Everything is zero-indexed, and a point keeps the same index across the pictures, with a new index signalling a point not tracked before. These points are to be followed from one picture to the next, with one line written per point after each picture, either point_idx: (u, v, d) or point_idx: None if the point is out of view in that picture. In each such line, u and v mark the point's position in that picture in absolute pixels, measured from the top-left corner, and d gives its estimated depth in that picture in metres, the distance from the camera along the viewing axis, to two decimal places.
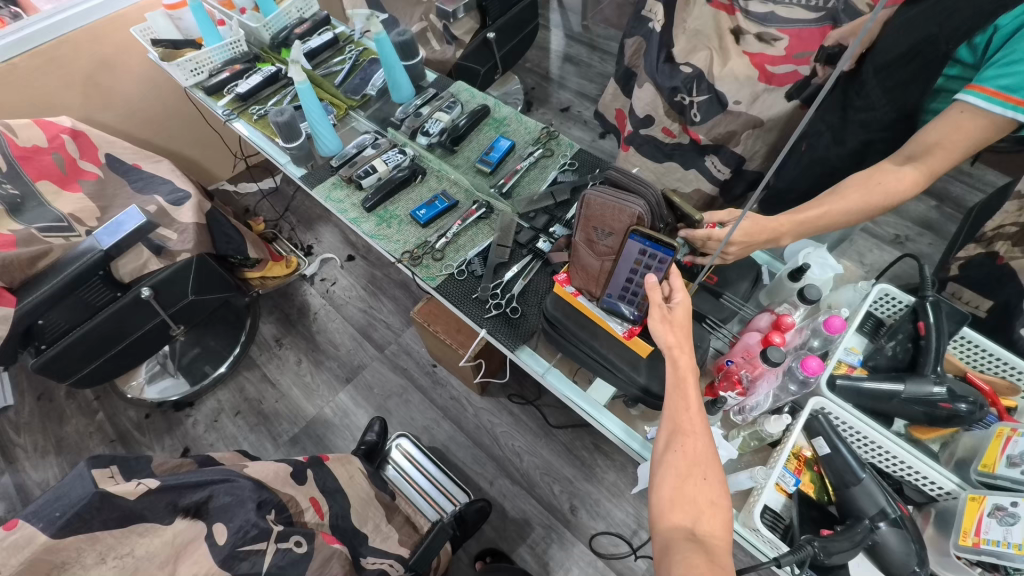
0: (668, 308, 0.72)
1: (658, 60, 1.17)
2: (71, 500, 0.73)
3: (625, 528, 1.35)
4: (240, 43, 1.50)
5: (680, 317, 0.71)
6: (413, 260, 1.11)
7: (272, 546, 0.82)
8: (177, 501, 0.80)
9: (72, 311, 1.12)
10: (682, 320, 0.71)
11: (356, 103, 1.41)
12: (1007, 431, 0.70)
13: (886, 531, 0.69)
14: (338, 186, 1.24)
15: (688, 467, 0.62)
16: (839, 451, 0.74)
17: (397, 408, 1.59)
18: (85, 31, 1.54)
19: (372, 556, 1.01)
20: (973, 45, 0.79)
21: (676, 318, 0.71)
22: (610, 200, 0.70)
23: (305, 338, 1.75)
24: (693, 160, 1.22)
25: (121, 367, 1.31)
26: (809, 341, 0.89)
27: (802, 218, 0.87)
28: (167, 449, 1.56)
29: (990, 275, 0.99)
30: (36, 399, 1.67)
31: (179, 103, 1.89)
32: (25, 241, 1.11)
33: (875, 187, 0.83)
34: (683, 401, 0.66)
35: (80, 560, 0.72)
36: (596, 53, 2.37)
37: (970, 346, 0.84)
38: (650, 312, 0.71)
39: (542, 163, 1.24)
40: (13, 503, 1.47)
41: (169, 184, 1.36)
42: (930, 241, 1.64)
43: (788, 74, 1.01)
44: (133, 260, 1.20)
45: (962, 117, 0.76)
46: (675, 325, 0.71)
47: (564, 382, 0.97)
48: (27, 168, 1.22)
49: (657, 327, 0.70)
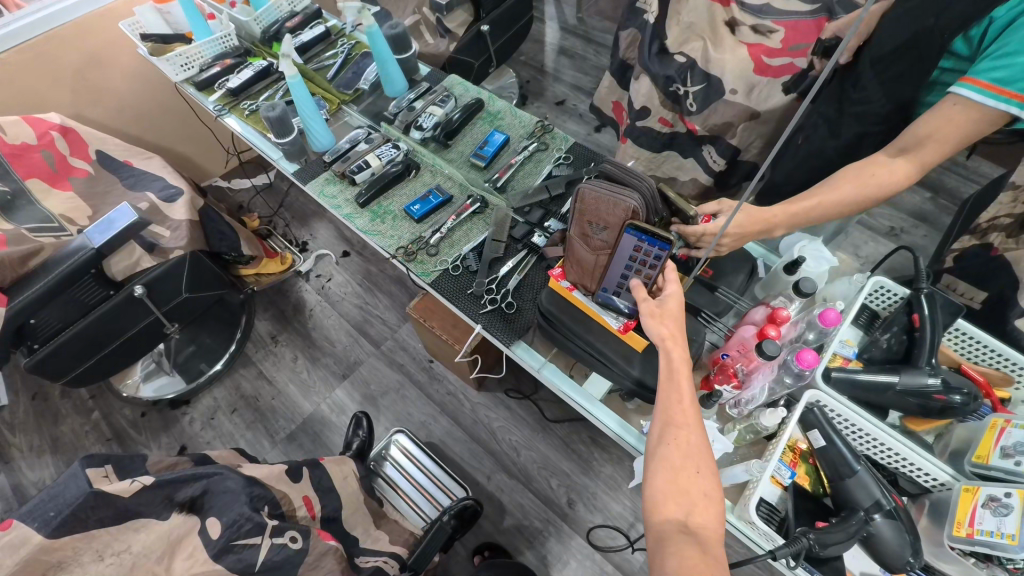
0: (658, 301, 0.73)
1: (651, 52, 1.15)
2: (66, 500, 0.73)
3: (623, 521, 1.36)
4: (230, 37, 1.48)
5: (674, 308, 0.72)
6: (407, 255, 1.11)
7: (267, 541, 0.82)
8: (172, 495, 0.80)
9: (64, 310, 1.11)
10: (675, 311, 0.72)
11: (348, 97, 1.39)
12: (1001, 422, 0.71)
13: (881, 522, 0.69)
14: (331, 181, 1.24)
15: (680, 460, 0.62)
16: (834, 443, 0.74)
17: (393, 404, 1.58)
18: (74, 27, 1.52)
19: (365, 556, 1.02)
20: (969, 37, 0.80)
21: (669, 309, 0.72)
22: (605, 193, 0.69)
23: (301, 335, 1.74)
24: (691, 151, 1.20)
25: (113, 366, 1.30)
26: (804, 335, 0.88)
27: (796, 210, 0.87)
28: (163, 447, 1.56)
29: (985, 267, 0.99)
30: (31, 398, 1.66)
31: (170, 100, 1.87)
32: (15, 241, 1.09)
33: (869, 179, 0.83)
34: (675, 393, 0.66)
35: (78, 558, 0.71)
36: (591, 46, 2.36)
37: (964, 338, 0.84)
38: (641, 308, 0.73)
39: (537, 157, 1.24)
40: (11, 503, 1.47)
41: (161, 181, 1.34)
42: (924, 233, 1.64)
43: (784, 65, 1.02)
44: (125, 259, 1.19)
45: (956, 109, 0.76)
46: (667, 315, 0.71)
47: (561, 377, 0.97)
48: (17, 165, 1.20)
49: (648, 323, 0.71)
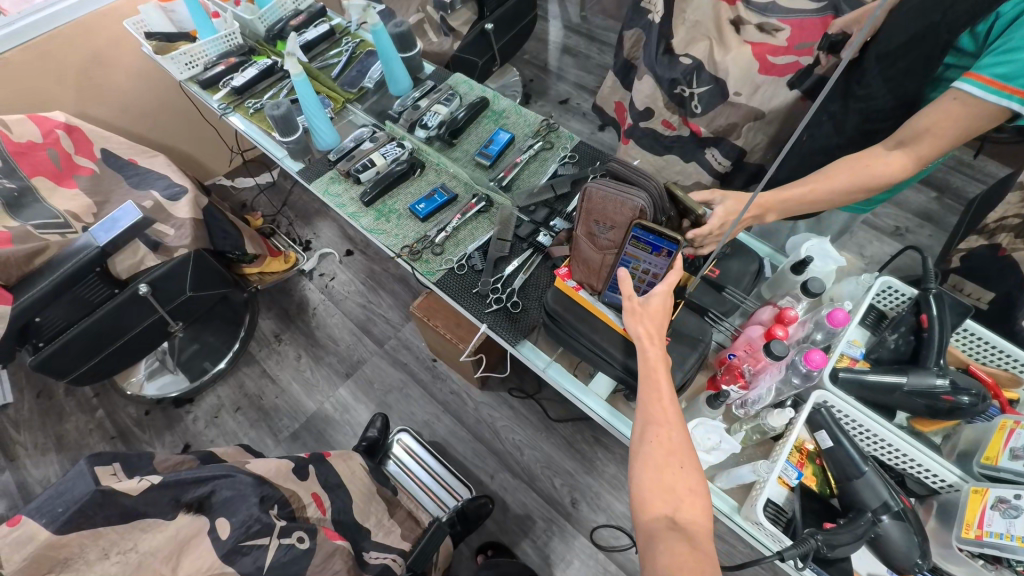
0: (640, 300, 0.71)
1: (657, 52, 1.15)
2: (73, 497, 0.74)
3: (626, 521, 1.36)
4: (234, 36, 1.48)
5: (656, 306, 0.70)
6: (412, 254, 1.11)
7: (275, 541, 0.82)
8: (180, 496, 0.81)
9: (69, 308, 1.11)
10: (658, 308, 0.70)
11: (353, 95, 1.39)
12: (1010, 423, 0.70)
13: (889, 523, 0.68)
14: (336, 180, 1.23)
15: (664, 456, 0.62)
16: (841, 445, 0.73)
17: (397, 403, 1.58)
18: (78, 25, 1.53)
19: (374, 551, 1.00)
20: (975, 33, 0.78)
21: (650, 307, 0.70)
22: (612, 193, 0.69)
23: (305, 334, 1.75)
24: (694, 153, 1.21)
25: (117, 364, 1.30)
26: (812, 335, 0.87)
27: (787, 196, 0.87)
28: (168, 445, 1.56)
29: (991, 266, 0.99)
30: (35, 396, 1.67)
31: (174, 98, 1.87)
32: (20, 239, 1.09)
33: (863, 169, 0.84)
34: (654, 390, 0.66)
35: (83, 555, 0.73)
36: (595, 44, 2.35)
37: (972, 338, 0.84)
38: (623, 308, 0.72)
39: (541, 155, 1.23)
40: (15, 501, 1.47)
41: (165, 180, 1.34)
42: (930, 232, 1.64)
43: (789, 64, 1.01)
44: (130, 256, 1.19)
45: (955, 104, 0.75)
46: (650, 313, 0.70)
47: (565, 376, 0.96)
48: (22, 163, 1.20)
49: (630, 320, 0.71)
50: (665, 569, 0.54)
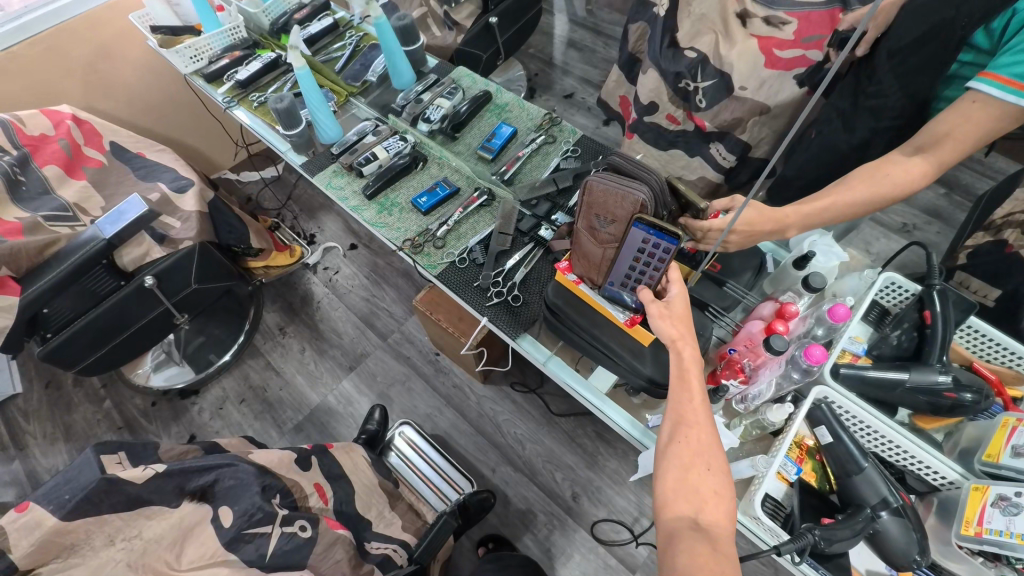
0: (667, 303, 0.73)
1: (661, 46, 1.13)
2: (80, 484, 0.75)
3: (627, 515, 1.36)
4: (238, 29, 1.49)
5: (680, 310, 0.72)
6: (414, 247, 1.11)
7: (277, 529, 0.83)
8: (183, 485, 0.82)
9: (77, 299, 1.13)
10: (683, 313, 0.72)
11: (356, 89, 1.40)
12: (1012, 421, 0.69)
13: (887, 519, 0.68)
14: (339, 173, 1.24)
15: (691, 457, 0.61)
16: (841, 440, 0.73)
17: (399, 397, 1.59)
18: (85, 19, 1.53)
19: (375, 541, 1.02)
20: (990, 30, 0.79)
21: (676, 311, 0.72)
22: (613, 187, 0.68)
23: (308, 327, 1.76)
24: (698, 148, 1.20)
25: (126, 356, 1.32)
26: (813, 330, 0.88)
27: (807, 209, 0.86)
28: (173, 436, 1.58)
29: (999, 265, 0.97)
30: (44, 386, 1.69)
31: (180, 91, 1.88)
32: (30, 230, 1.10)
33: (882, 178, 0.82)
34: (686, 393, 0.66)
35: (89, 541, 0.75)
36: (600, 38, 2.34)
37: (977, 335, 0.83)
38: (649, 308, 0.73)
39: (544, 149, 1.23)
40: (23, 488, 1.50)
41: (172, 173, 1.35)
42: (938, 229, 1.62)
43: (797, 57, 0.97)
44: (137, 249, 1.20)
45: (974, 107, 0.74)
46: (676, 318, 0.72)
47: (566, 370, 0.97)
48: (36, 155, 1.23)
49: (658, 324, 0.72)
50: (684, 570, 0.53)
